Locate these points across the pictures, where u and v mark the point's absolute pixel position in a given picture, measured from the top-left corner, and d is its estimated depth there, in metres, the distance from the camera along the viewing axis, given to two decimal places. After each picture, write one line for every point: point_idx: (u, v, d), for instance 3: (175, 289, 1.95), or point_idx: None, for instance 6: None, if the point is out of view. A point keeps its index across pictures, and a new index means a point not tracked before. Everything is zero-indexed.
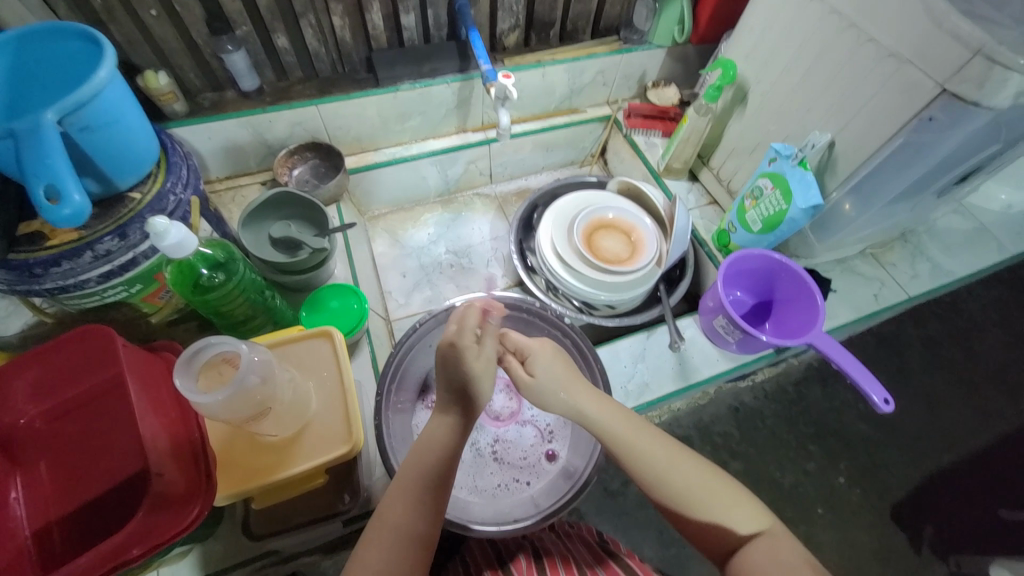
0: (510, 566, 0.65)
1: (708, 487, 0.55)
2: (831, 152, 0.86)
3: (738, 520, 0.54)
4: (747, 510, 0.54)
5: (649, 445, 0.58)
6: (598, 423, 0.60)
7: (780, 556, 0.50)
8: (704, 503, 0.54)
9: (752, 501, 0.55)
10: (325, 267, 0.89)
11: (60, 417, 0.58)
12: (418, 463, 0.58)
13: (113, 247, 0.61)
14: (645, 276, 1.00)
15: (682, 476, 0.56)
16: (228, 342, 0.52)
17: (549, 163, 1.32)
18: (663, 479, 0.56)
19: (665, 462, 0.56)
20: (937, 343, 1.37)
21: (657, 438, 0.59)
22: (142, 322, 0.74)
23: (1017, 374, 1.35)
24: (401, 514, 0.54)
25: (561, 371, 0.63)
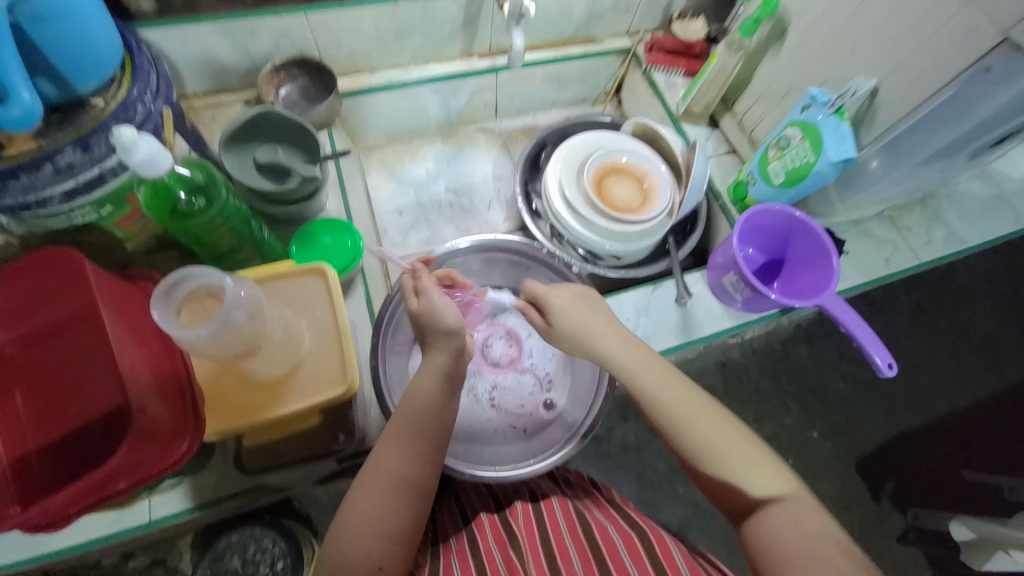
0: (506, 513, 0.68)
1: (734, 448, 0.55)
2: (872, 101, 0.80)
3: (756, 481, 0.54)
4: (768, 474, 0.54)
5: (681, 402, 0.58)
6: (626, 370, 0.61)
7: (798, 523, 0.51)
8: (728, 463, 0.55)
9: (775, 465, 0.55)
10: (317, 198, 0.82)
11: (34, 343, 0.54)
12: (416, 417, 0.58)
13: (76, 161, 0.54)
14: (655, 227, 0.95)
15: (710, 430, 0.56)
16: (209, 273, 0.47)
17: (559, 99, 1.22)
18: (688, 432, 0.56)
19: (688, 423, 0.57)
20: (927, 310, 1.37)
21: (690, 396, 0.59)
22: (117, 247, 0.69)
23: (1000, 344, 1.36)
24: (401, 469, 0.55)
25: (578, 317, 0.65)
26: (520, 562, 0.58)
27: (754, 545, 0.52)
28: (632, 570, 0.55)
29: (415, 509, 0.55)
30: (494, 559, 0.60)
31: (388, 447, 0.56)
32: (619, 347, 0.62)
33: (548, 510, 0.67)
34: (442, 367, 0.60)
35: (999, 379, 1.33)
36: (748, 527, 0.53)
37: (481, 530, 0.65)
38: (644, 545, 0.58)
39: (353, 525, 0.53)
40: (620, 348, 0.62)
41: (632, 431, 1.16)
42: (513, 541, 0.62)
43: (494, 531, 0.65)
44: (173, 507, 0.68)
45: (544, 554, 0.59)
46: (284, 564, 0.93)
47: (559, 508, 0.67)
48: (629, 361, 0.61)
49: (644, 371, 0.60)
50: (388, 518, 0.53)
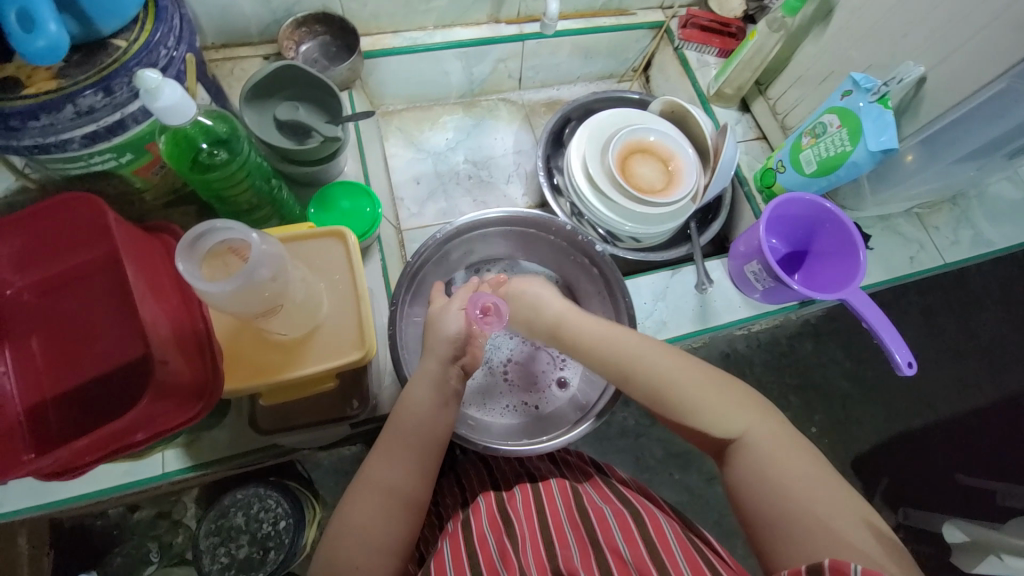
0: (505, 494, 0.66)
1: (698, 389, 0.58)
2: (918, 89, 0.77)
3: (711, 424, 0.56)
4: (735, 407, 0.56)
5: (639, 356, 0.62)
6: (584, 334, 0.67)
7: (765, 451, 0.53)
8: (693, 404, 0.57)
9: (733, 405, 0.56)
10: (336, 160, 0.80)
11: (52, 290, 0.54)
12: (411, 432, 0.60)
13: (97, 104, 0.53)
14: (679, 210, 0.93)
15: (661, 380, 0.60)
16: (235, 228, 0.46)
17: (585, 73, 1.17)
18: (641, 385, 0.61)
19: (639, 376, 0.61)
20: (937, 312, 1.35)
21: (650, 348, 0.63)
22: (135, 200, 0.68)
23: (1009, 351, 1.35)
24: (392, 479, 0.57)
25: (533, 293, 0.72)
26: (514, 552, 0.56)
27: (732, 480, 0.54)
28: (627, 555, 0.54)
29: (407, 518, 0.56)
30: (488, 546, 0.58)
31: (379, 462, 0.58)
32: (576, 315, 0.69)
33: (546, 494, 0.64)
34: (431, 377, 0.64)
35: (1006, 386, 1.32)
36: (726, 464, 0.55)
37: (478, 514, 0.62)
38: (641, 532, 0.57)
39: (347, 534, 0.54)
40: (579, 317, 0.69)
41: (632, 415, 1.16)
42: (507, 525, 0.60)
43: (489, 513, 0.62)
44: (186, 461, 0.69)
45: (541, 539, 0.57)
46: (287, 524, 0.93)
47: (557, 490, 0.64)
48: (591, 325, 0.67)
49: (603, 333, 0.66)
50: (378, 528, 0.54)
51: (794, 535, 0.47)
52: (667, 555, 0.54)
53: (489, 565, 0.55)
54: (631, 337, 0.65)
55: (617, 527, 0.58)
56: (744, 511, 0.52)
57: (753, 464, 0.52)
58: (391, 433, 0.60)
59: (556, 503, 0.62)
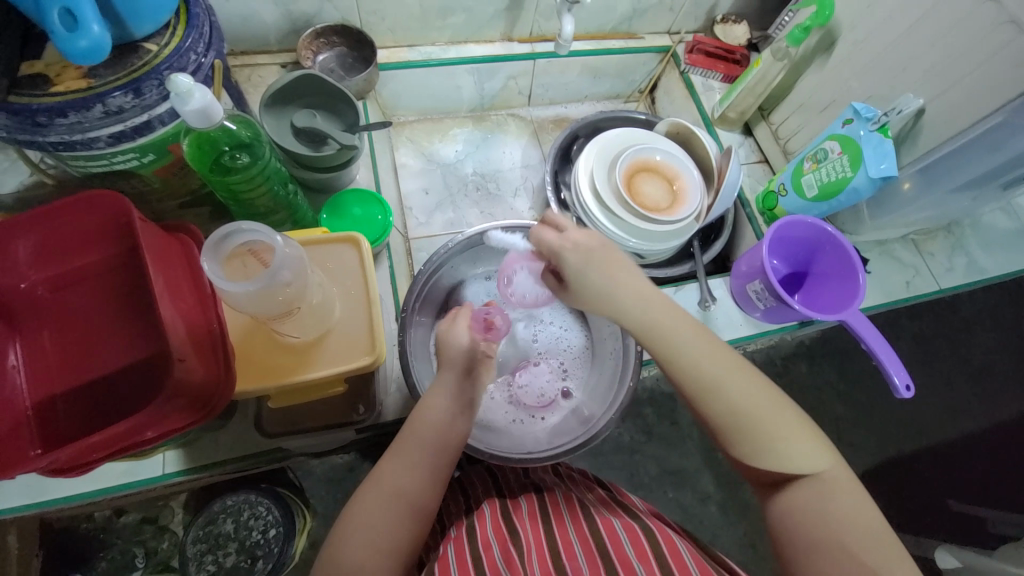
0: (511, 505, 0.66)
1: (777, 421, 0.54)
2: (918, 120, 0.80)
3: (792, 454, 0.54)
4: (811, 448, 0.54)
5: (725, 375, 0.55)
6: (659, 332, 0.57)
7: (833, 496, 0.52)
8: (774, 430, 0.54)
9: (811, 438, 0.55)
10: (350, 168, 0.82)
11: (66, 286, 0.54)
12: (422, 439, 0.60)
13: (125, 105, 0.53)
14: (683, 229, 0.94)
15: (738, 391, 0.55)
16: (260, 231, 0.47)
17: (593, 93, 1.20)
18: (720, 395, 0.55)
19: (717, 382, 0.55)
20: (926, 337, 1.37)
21: (736, 368, 0.56)
22: (150, 199, 0.68)
23: (997, 378, 1.37)
24: (401, 484, 0.56)
25: (603, 283, 0.59)
26: (519, 558, 0.56)
27: (780, 515, 0.54)
28: (641, 571, 0.53)
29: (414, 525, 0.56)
30: (492, 551, 0.57)
31: (392, 466, 0.58)
32: (659, 309, 0.58)
33: (552, 506, 0.65)
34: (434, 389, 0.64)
35: (998, 413, 1.34)
36: (776, 496, 0.55)
37: (482, 521, 0.62)
38: (654, 551, 0.56)
39: (351, 537, 0.53)
40: (661, 312, 0.58)
41: (629, 431, 1.17)
42: (512, 531, 0.61)
43: (493, 520, 0.63)
44: (186, 462, 0.68)
45: (548, 554, 0.57)
46: (277, 532, 0.92)
47: (562, 503, 0.66)
48: (673, 328, 0.57)
49: (689, 339, 0.57)
50: (382, 534, 0.53)
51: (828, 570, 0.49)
52: (681, 570, 0.53)
53: (494, 568, 0.54)
54: (718, 349, 0.57)
55: (628, 541, 0.57)
56: (784, 542, 0.53)
57: (811, 507, 0.52)
58: (407, 438, 0.60)
59: (562, 518, 0.63)
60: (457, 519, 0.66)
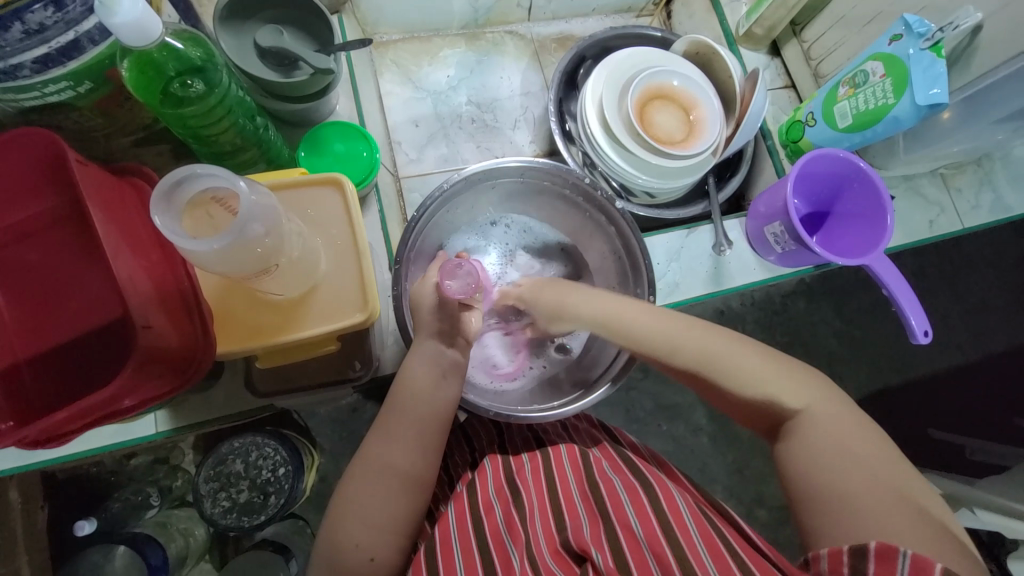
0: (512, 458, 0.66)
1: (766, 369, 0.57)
2: (972, 39, 0.70)
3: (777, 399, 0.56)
4: (788, 389, 0.56)
5: (708, 342, 0.60)
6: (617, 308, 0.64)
7: (834, 425, 0.53)
8: (744, 379, 0.57)
9: (795, 382, 0.56)
10: (327, 97, 0.72)
11: (12, 242, 0.48)
12: (414, 412, 0.58)
13: (47, 21, 0.44)
14: (699, 164, 0.86)
15: (707, 343, 0.59)
16: (222, 175, 0.40)
17: (602, 5, 1.06)
18: (682, 352, 0.60)
19: (680, 342, 0.60)
20: (931, 275, 1.34)
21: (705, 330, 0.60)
22: (100, 137, 0.59)
23: (995, 315, 1.35)
24: (391, 457, 0.55)
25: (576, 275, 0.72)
26: (521, 520, 0.57)
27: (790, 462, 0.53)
28: (638, 529, 0.53)
29: (409, 500, 0.55)
30: (494, 513, 0.58)
31: (382, 439, 0.57)
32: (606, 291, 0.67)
33: (556, 461, 0.63)
34: (435, 348, 0.61)
35: (992, 348, 1.34)
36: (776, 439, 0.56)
37: (483, 481, 0.62)
38: (655, 508, 0.55)
39: (344, 523, 0.53)
40: (632, 310, 0.64)
41: None
42: (514, 492, 0.60)
43: (495, 476, 0.63)
44: (179, 420, 0.66)
45: (550, 509, 0.58)
46: (286, 471, 0.92)
47: (567, 458, 0.63)
48: (631, 307, 0.64)
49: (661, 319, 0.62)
50: (373, 510, 0.53)
51: (835, 513, 0.48)
52: (680, 530, 0.52)
53: (495, 536, 0.56)
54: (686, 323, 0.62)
55: (627, 498, 0.57)
56: (800, 489, 0.51)
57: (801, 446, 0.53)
58: (395, 409, 0.58)
59: (564, 465, 0.62)
60: (463, 473, 0.67)
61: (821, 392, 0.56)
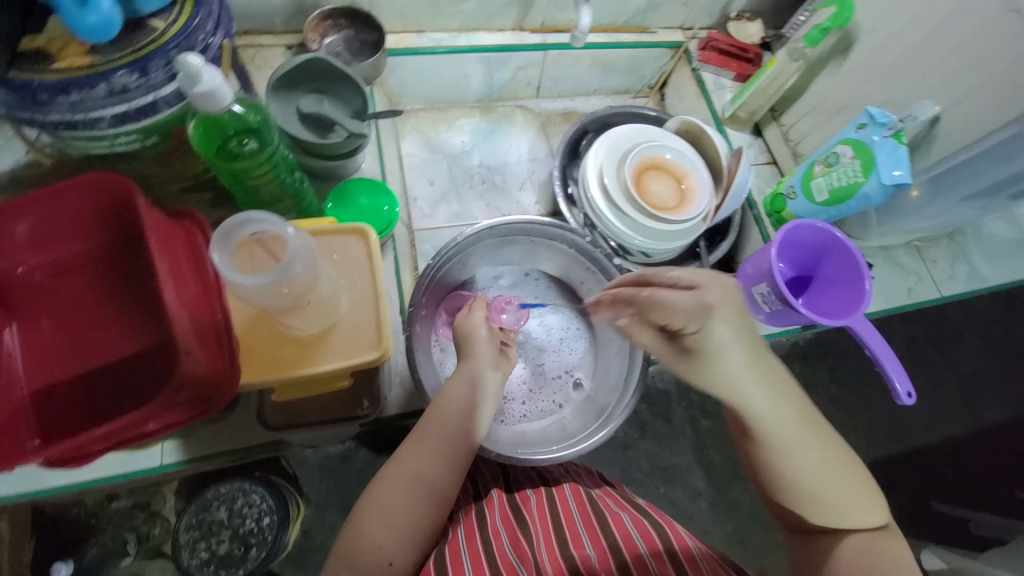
0: (518, 497, 0.67)
1: (845, 482, 0.53)
2: (931, 129, 0.80)
3: (848, 515, 0.53)
4: (864, 506, 0.53)
5: (811, 440, 0.54)
6: (743, 379, 0.54)
7: (894, 552, 0.51)
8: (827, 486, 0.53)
9: (874, 499, 0.54)
10: (355, 157, 0.80)
11: (66, 272, 0.52)
12: (451, 423, 0.60)
13: (130, 84, 0.51)
14: (690, 229, 0.94)
15: (806, 442, 0.54)
16: (270, 222, 0.46)
17: (603, 86, 1.19)
18: (783, 441, 0.54)
19: (783, 427, 0.54)
20: (922, 343, 1.39)
21: (809, 428, 0.54)
22: (153, 183, 0.66)
23: (986, 385, 1.38)
24: (423, 466, 0.57)
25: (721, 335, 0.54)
26: (529, 547, 0.57)
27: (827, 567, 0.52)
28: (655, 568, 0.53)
29: (431, 507, 0.56)
30: (500, 539, 0.58)
31: (413, 448, 0.58)
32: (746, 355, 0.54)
33: (561, 499, 0.66)
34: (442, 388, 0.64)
35: (988, 419, 1.36)
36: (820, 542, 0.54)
37: (490, 508, 0.64)
38: (668, 552, 0.55)
39: (371, 519, 0.53)
40: (754, 382, 0.54)
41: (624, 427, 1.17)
42: (522, 526, 0.61)
43: (501, 508, 0.64)
44: (187, 451, 0.68)
45: (557, 539, 0.59)
46: (270, 521, 0.91)
47: (571, 496, 0.66)
48: (755, 384, 0.54)
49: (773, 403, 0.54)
50: (399, 511, 0.54)
51: None
52: None
53: (503, 558, 0.55)
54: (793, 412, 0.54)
55: (640, 540, 0.57)
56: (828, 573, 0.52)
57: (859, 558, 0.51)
58: (431, 423, 0.59)
59: (568, 503, 0.65)
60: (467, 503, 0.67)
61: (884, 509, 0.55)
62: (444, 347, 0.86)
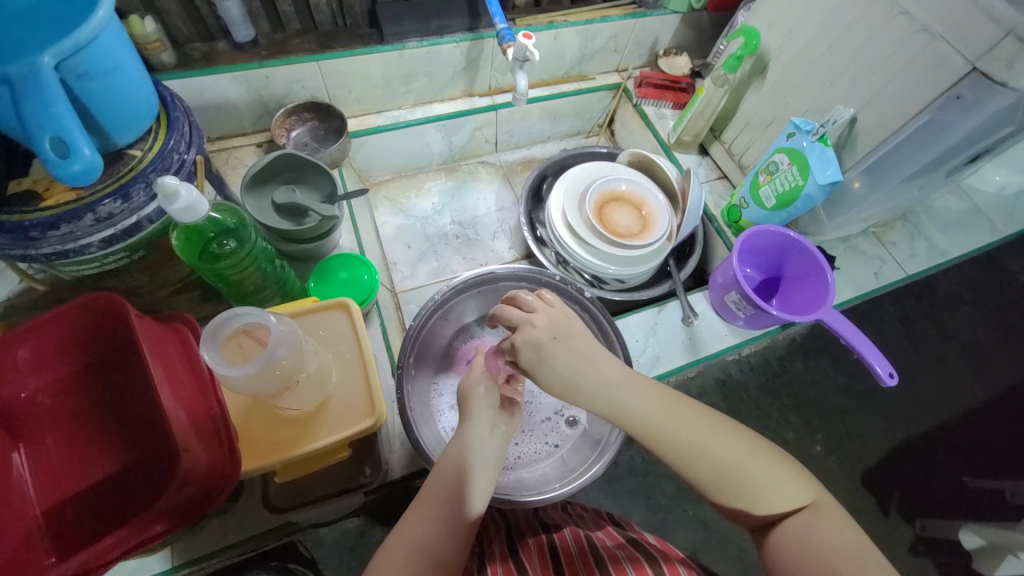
0: (521, 549, 0.67)
1: (755, 462, 0.53)
2: (851, 128, 0.86)
3: (771, 500, 0.53)
4: (781, 486, 0.53)
5: (703, 436, 0.53)
6: (600, 396, 0.54)
7: (828, 529, 0.51)
8: (739, 475, 0.53)
9: (792, 477, 0.54)
10: (331, 236, 0.85)
11: (67, 390, 0.55)
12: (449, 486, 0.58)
13: (115, 210, 0.57)
14: (656, 251, 0.99)
15: (695, 438, 0.53)
16: (254, 313, 0.50)
17: (555, 133, 1.28)
18: (674, 441, 0.53)
19: (667, 431, 0.53)
20: (910, 320, 1.41)
21: (699, 421, 0.54)
22: (143, 291, 0.71)
23: (984, 352, 1.40)
24: (425, 535, 0.55)
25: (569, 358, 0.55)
26: None
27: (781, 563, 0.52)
28: None
29: None
30: None
31: (414, 516, 0.57)
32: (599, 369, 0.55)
33: (562, 545, 0.66)
34: None
35: (994, 386, 1.36)
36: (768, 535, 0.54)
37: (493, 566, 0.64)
38: None
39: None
40: (614, 393, 0.54)
41: (638, 453, 1.17)
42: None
43: (505, 566, 0.64)
44: (195, 549, 0.68)
45: None
46: None
47: (572, 540, 0.66)
48: (614, 400, 0.54)
49: (664, 411, 0.54)
50: None
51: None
52: None
53: None
54: (688, 410, 0.55)
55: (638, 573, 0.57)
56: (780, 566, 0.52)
57: (800, 539, 0.52)
58: (427, 489, 0.59)
59: (570, 547, 0.65)
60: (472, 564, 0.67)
61: (811, 481, 0.55)
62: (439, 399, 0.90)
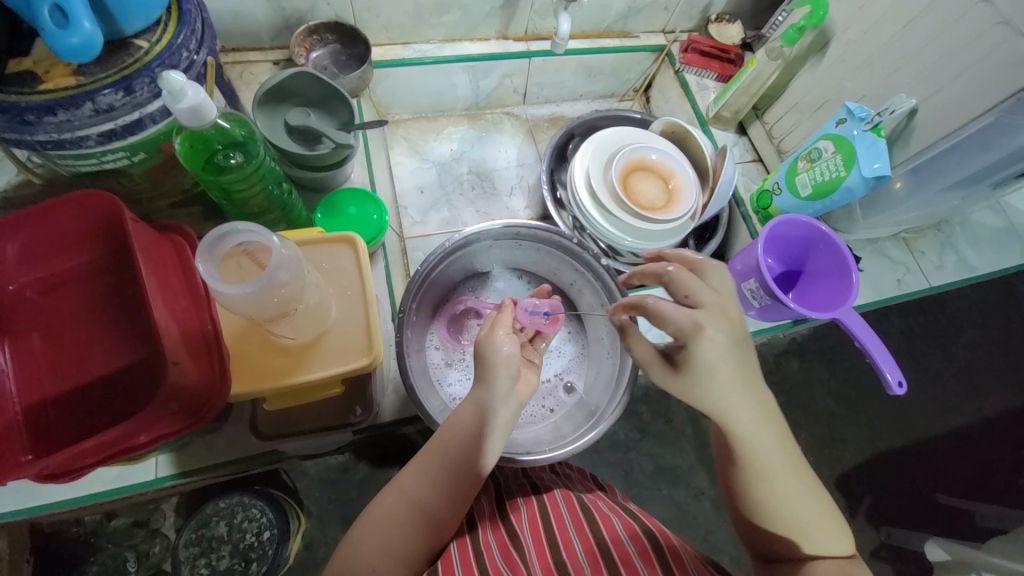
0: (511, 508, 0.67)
1: (808, 501, 0.55)
2: (909, 120, 0.80)
3: (812, 536, 0.54)
4: (825, 530, 0.54)
5: (779, 459, 0.55)
6: (717, 388, 0.54)
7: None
8: (792, 504, 0.54)
9: (840, 528, 0.55)
10: (344, 167, 0.81)
11: (57, 288, 0.53)
12: (451, 448, 0.57)
13: (116, 103, 0.52)
14: (678, 227, 0.95)
15: (772, 456, 0.55)
16: (255, 232, 0.46)
17: (588, 91, 1.20)
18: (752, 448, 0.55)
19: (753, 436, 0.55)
20: (917, 335, 1.39)
21: (781, 446, 0.55)
22: (143, 198, 0.68)
23: (984, 376, 1.38)
24: (424, 495, 0.56)
25: (721, 356, 0.54)
26: (520, 558, 0.57)
27: None
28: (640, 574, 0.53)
29: (428, 537, 0.56)
30: (493, 554, 0.58)
31: (416, 470, 0.57)
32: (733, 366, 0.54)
33: (552, 505, 0.66)
34: None
35: (989, 410, 1.35)
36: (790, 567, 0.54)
37: (484, 522, 0.64)
38: (653, 553, 0.56)
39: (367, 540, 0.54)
40: (733, 390, 0.54)
41: (623, 430, 1.17)
42: (514, 540, 0.61)
43: (494, 524, 0.64)
44: (180, 464, 0.68)
45: (548, 549, 0.58)
46: (271, 535, 0.91)
47: (562, 502, 0.66)
48: (724, 394, 0.55)
49: (765, 425, 0.55)
50: (396, 538, 0.54)
51: None
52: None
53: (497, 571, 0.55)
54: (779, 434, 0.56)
55: (629, 546, 0.57)
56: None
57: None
58: (435, 446, 0.58)
59: (560, 510, 0.65)
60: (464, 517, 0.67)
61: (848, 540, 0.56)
62: (435, 349, 0.89)
